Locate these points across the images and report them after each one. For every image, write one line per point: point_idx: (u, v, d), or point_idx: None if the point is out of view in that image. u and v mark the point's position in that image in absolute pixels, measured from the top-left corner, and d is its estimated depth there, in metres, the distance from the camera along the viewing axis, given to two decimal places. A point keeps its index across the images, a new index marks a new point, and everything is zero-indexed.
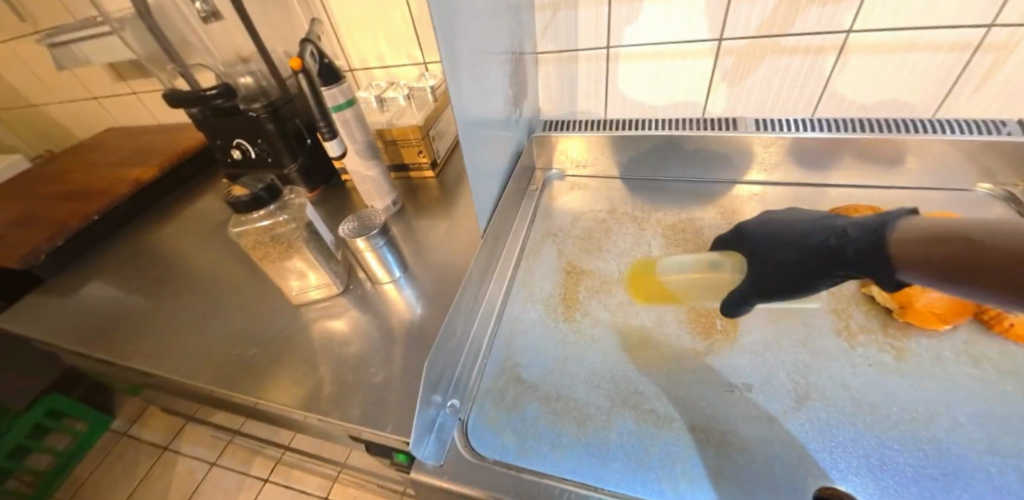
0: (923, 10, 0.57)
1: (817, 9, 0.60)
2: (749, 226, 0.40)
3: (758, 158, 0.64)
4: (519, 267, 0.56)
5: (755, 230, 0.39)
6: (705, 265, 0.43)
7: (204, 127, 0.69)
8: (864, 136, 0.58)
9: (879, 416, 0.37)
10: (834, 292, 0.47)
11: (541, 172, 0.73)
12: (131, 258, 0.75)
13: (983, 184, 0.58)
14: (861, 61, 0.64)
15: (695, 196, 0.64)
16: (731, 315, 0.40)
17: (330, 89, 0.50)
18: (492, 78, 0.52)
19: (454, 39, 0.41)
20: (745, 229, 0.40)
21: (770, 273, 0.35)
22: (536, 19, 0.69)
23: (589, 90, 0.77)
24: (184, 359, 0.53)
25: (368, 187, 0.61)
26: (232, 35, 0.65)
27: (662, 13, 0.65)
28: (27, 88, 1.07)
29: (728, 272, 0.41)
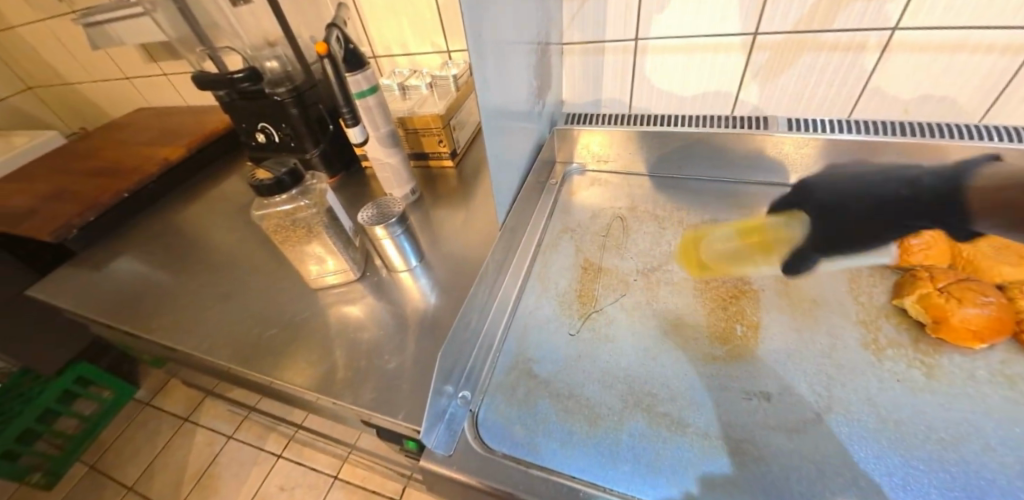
0: (979, 7, 0.53)
1: (861, 3, 0.56)
2: None
3: (789, 160, 0.61)
4: (535, 261, 0.55)
5: None
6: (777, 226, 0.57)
7: (231, 110, 0.70)
8: (904, 140, 0.56)
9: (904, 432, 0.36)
10: (863, 302, 0.46)
11: (561, 166, 0.72)
12: (157, 236, 0.77)
13: None
14: (906, 60, 0.60)
15: (720, 196, 0.62)
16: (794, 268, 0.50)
17: (355, 75, 0.50)
18: (516, 68, 0.51)
19: (480, 27, 0.40)
20: None
21: None
22: (564, 8, 0.67)
23: (614, 83, 0.75)
24: (205, 336, 0.55)
25: (388, 175, 0.61)
26: (259, 18, 0.66)
27: (695, 4, 0.62)
28: (64, 67, 1.11)
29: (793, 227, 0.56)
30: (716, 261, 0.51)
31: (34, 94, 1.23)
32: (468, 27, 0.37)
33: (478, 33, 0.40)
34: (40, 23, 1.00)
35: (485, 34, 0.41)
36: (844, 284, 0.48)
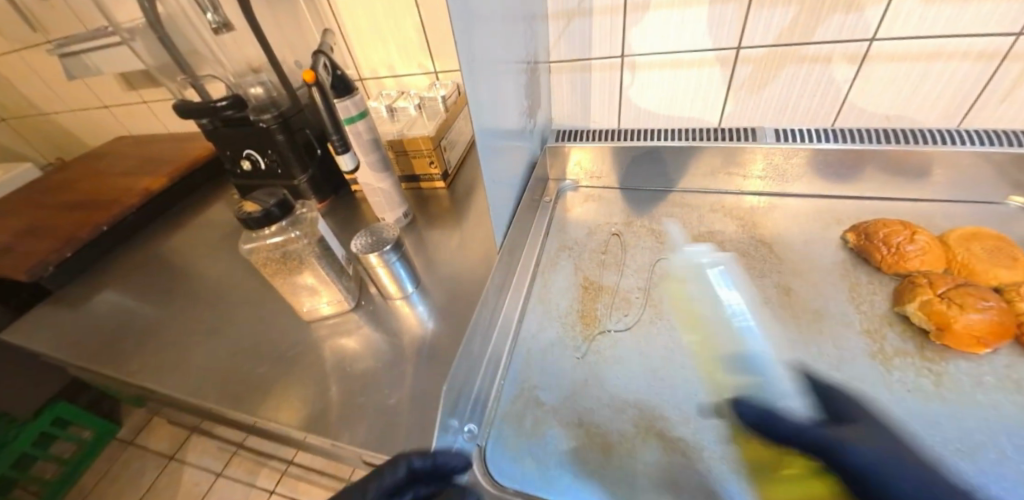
0: (952, 18, 0.55)
1: (839, 17, 0.58)
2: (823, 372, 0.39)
3: (779, 170, 0.62)
4: (535, 282, 0.54)
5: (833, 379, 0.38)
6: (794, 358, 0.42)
7: (214, 137, 0.68)
8: (890, 148, 0.57)
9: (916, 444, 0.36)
10: (864, 311, 0.46)
11: (554, 183, 0.71)
12: (139, 270, 0.74)
13: (1014, 197, 0.56)
14: (884, 69, 0.62)
15: (714, 208, 0.62)
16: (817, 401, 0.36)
17: (343, 101, 0.50)
18: (508, 89, 0.51)
19: (473, 51, 0.40)
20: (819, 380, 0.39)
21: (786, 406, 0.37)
22: (551, 27, 0.68)
23: (603, 99, 0.76)
24: (191, 376, 0.52)
25: (380, 199, 0.60)
26: (242, 45, 0.65)
27: (678, 21, 0.63)
28: (38, 97, 1.08)
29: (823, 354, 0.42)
30: (716, 275, 0.51)
31: (5, 125, 1.18)
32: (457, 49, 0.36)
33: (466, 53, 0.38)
34: (12, 53, 0.98)
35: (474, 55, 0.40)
36: (845, 293, 0.48)
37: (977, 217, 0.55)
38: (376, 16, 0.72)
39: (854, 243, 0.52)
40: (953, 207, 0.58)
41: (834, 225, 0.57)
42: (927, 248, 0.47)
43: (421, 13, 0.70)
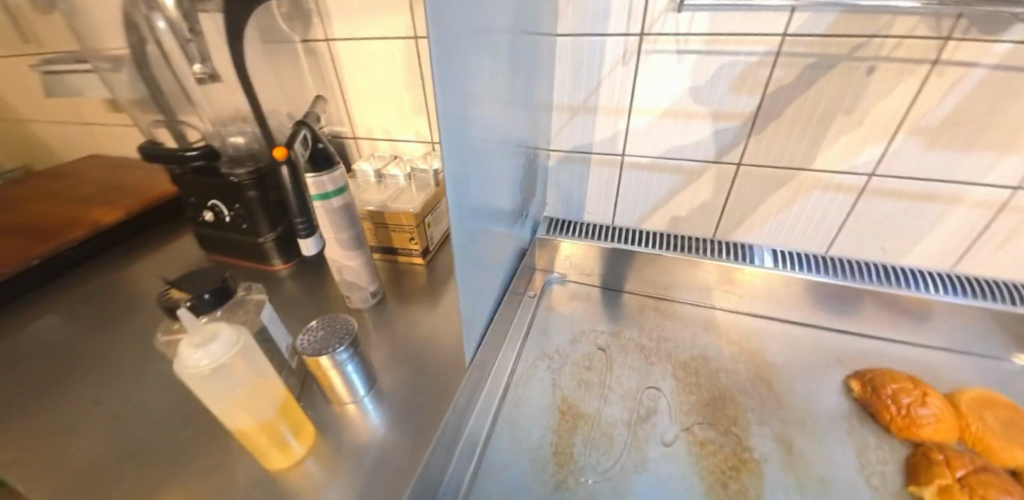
0: (947, 166, 0.56)
1: (839, 148, 0.58)
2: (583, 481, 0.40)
3: (780, 295, 0.58)
4: (506, 398, 0.48)
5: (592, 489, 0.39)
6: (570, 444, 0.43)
7: (181, 184, 0.63)
8: (890, 289, 0.54)
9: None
10: (875, 485, 0.40)
11: (540, 273, 0.67)
12: (58, 314, 0.64)
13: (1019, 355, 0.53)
14: (884, 204, 0.61)
15: (708, 327, 0.58)
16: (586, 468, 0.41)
17: (321, 175, 0.46)
18: (503, 169, 0.45)
19: (470, 124, 0.32)
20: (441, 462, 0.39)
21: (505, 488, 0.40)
22: (553, 118, 0.66)
23: (600, 192, 0.73)
24: (57, 474, 0.41)
25: (348, 277, 0.55)
26: (228, 97, 0.60)
27: (682, 129, 0.62)
28: (16, 101, 0.99)
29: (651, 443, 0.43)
30: (709, 415, 0.45)
31: None
32: (466, 136, 0.31)
33: (471, 136, 0.33)
34: None
35: (478, 140, 0.35)
36: (853, 458, 0.42)
37: (983, 373, 0.52)
38: (381, 83, 0.71)
39: (857, 393, 0.47)
40: (959, 359, 0.54)
41: (838, 365, 0.52)
42: (939, 414, 0.43)
43: (426, 87, 0.69)
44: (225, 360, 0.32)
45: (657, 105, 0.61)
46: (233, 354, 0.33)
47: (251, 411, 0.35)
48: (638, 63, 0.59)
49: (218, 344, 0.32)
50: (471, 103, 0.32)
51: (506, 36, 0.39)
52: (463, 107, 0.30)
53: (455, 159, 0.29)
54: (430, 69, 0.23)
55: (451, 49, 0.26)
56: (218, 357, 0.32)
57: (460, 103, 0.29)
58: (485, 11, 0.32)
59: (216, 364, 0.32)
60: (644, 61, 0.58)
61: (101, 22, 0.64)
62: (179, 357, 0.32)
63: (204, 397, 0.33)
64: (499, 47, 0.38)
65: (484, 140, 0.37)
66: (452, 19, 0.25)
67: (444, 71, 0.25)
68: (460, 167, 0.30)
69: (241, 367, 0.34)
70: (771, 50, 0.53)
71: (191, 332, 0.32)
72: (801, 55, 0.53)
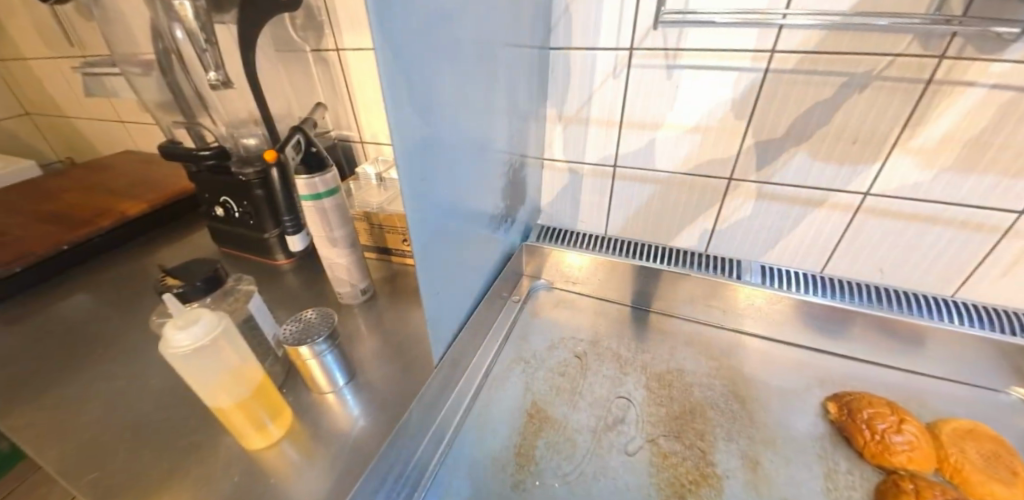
0: (947, 187, 0.54)
1: (832, 166, 0.57)
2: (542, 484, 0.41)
3: (766, 313, 0.58)
4: (478, 398, 0.49)
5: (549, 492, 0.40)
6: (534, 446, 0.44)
7: (197, 182, 0.68)
8: (878, 310, 0.53)
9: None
10: None
11: (527, 279, 0.68)
12: (82, 296, 0.70)
13: (1018, 387, 0.50)
14: (881, 224, 0.60)
15: (690, 341, 0.58)
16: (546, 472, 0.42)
17: (313, 177, 0.49)
18: (484, 175, 0.47)
19: (435, 134, 0.34)
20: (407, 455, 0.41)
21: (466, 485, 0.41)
22: (546, 128, 0.68)
23: (593, 201, 0.74)
24: (63, 441, 0.44)
25: (341, 275, 0.58)
26: (241, 101, 0.64)
27: (673, 141, 0.63)
28: (63, 99, 1.07)
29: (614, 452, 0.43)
30: (676, 428, 0.45)
31: (29, 120, 1.14)
32: (431, 142, 0.33)
33: (439, 141, 0.35)
34: (47, 61, 1.00)
35: (450, 146, 0.37)
36: (819, 481, 0.41)
37: (976, 405, 0.50)
38: None
39: (834, 416, 0.46)
40: (953, 389, 0.52)
41: (819, 388, 0.51)
42: (914, 442, 0.42)
43: None
44: (203, 344, 0.35)
45: (647, 117, 0.62)
46: (212, 338, 0.36)
47: (232, 392, 0.38)
48: (628, 77, 0.60)
49: (197, 328, 0.35)
50: (440, 110, 0.34)
51: (485, 49, 0.41)
52: (428, 114, 0.32)
53: (412, 163, 0.31)
54: (379, 77, 0.26)
55: (408, 61, 0.28)
56: (196, 340, 0.35)
57: (420, 115, 0.31)
58: (459, 27, 0.35)
59: (195, 346, 0.35)
60: (634, 74, 0.59)
61: (134, 31, 0.70)
62: (164, 338, 0.35)
63: (187, 377, 0.36)
64: (479, 59, 0.40)
65: (460, 147, 0.39)
66: (410, 34, 0.28)
67: (397, 80, 0.27)
68: (420, 170, 0.32)
69: (221, 352, 0.37)
70: (760, 66, 0.53)
71: (176, 316, 0.35)
72: (790, 72, 0.53)
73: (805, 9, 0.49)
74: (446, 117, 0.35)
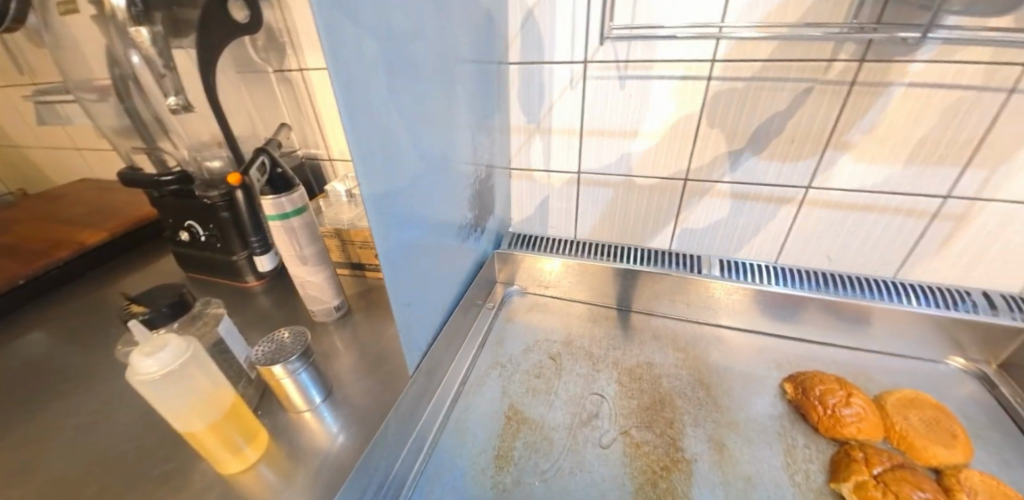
0: (878, 178, 0.59)
1: (777, 163, 0.62)
2: (520, 484, 0.42)
3: (727, 304, 0.61)
4: (457, 405, 0.50)
5: (529, 492, 0.41)
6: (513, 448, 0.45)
7: (159, 207, 0.66)
8: (825, 294, 0.57)
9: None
10: (797, 482, 0.42)
11: (501, 286, 0.70)
12: (38, 331, 0.67)
13: (954, 357, 0.55)
14: (825, 215, 0.64)
15: (659, 335, 0.60)
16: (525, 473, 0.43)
17: (280, 197, 0.49)
18: (451, 187, 0.49)
19: (397, 152, 0.36)
20: (386, 467, 0.41)
21: (447, 491, 0.42)
22: (511, 139, 0.71)
23: (561, 207, 0.76)
24: (23, 482, 0.43)
25: (314, 292, 0.58)
26: (203, 124, 0.64)
27: (632, 146, 0.66)
28: (12, 128, 1.03)
29: (588, 447, 0.45)
30: (647, 419, 0.48)
31: None
32: (393, 160, 0.35)
33: (400, 157, 0.36)
34: None
35: (413, 163, 0.39)
36: (779, 457, 0.44)
37: (917, 376, 0.54)
38: None
39: (791, 396, 0.49)
40: (897, 363, 0.56)
41: (778, 371, 0.54)
42: (862, 414, 0.45)
43: None
44: (171, 369, 0.35)
45: (605, 125, 0.65)
46: (180, 362, 0.35)
47: (204, 418, 0.37)
48: (584, 88, 0.63)
49: (164, 354, 0.35)
50: (400, 128, 0.36)
51: (441, 68, 0.43)
52: (387, 131, 0.34)
53: (375, 181, 0.33)
54: (335, 99, 0.27)
55: (366, 87, 0.30)
56: (165, 366, 0.34)
57: (381, 135, 0.33)
58: (413, 49, 0.37)
59: (164, 372, 0.34)
60: (589, 85, 0.62)
61: (87, 57, 0.68)
62: (131, 365, 0.34)
63: (156, 404, 0.35)
64: (436, 79, 0.42)
65: (423, 163, 0.41)
66: (365, 63, 0.30)
67: (355, 107, 0.29)
68: (383, 187, 0.34)
69: (192, 376, 0.37)
70: (705, 75, 0.58)
71: (142, 342, 0.35)
72: (732, 78, 0.57)
73: (738, 21, 0.53)
74: (407, 136, 0.37)
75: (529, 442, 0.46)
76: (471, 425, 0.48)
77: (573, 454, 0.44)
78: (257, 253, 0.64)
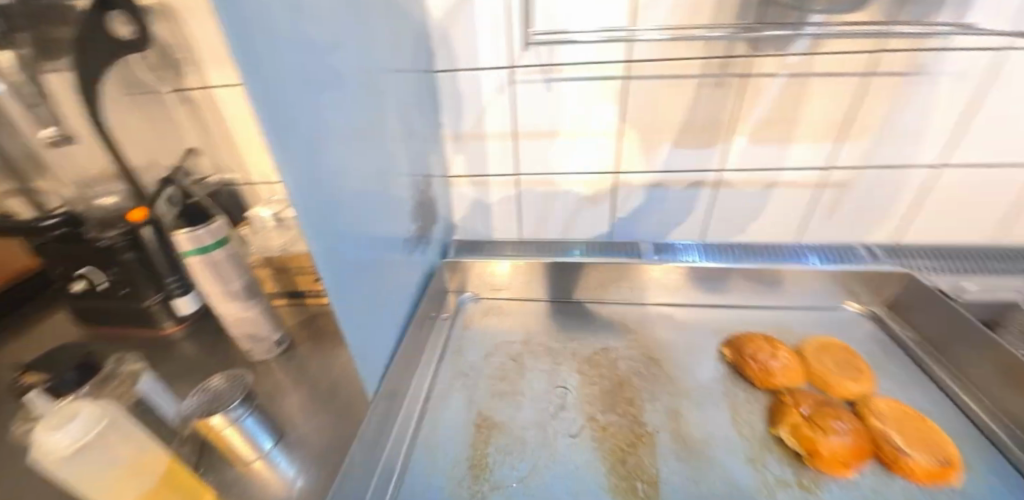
0: (776, 157, 0.67)
1: (693, 151, 0.68)
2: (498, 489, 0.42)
3: (666, 284, 0.66)
4: (424, 423, 0.49)
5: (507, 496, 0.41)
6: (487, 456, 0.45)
7: (42, 254, 0.56)
8: (746, 264, 0.64)
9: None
10: (745, 434, 0.46)
11: (453, 295, 0.69)
12: None
13: (852, 302, 0.65)
14: (737, 194, 0.72)
15: (610, 321, 0.63)
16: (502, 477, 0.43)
17: (197, 230, 0.45)
18: (390, 200, 0.48)
19: (330, 168, 0.34)
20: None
21: None
22: (445, 146, 0.70)
23: (504, 210, 0.77)
24: None
25: (250, 329, 0.53)
26: (90, 156, 0.59)
27: (564, 145, 0.69)
28: None
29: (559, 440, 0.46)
30: (609, 402, 0.50)
31: None
32: (326, 176, 0.33)
33: (332, 174, 0.34)
34: None
35: (348, 178, 0.37)
36: (727, 415, 0.48)
37: (825, 324, 0.63)
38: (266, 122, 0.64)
39: (729, 358, 0.55)
40: (809, 315, 0.64)
41: (717, 338, 0.60)
42: (787, 364, 0.51)
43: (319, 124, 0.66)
44: (85, 440, 0.30)
45: (538, 127, 0.67)
46: (96, 431, 0.31)
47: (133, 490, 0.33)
48: (514, 92, 0.64)
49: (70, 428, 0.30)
50: (328, 145, 0.34)
51: (366, 79, 0.42)
52: (315, 150, 0.32)
53: (310, 201, 0.31)
54: (255, 115, 0.25)
55: (289, 102, 0.28)
56: (78, 438, 0.30)
57: (310, 152, 0.31)
58: (332, 61, 0.35)
59: (77, 446, 0.30)
60: (518, 89, 0.64)
61: None
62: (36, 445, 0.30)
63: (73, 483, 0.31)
64: (360, 90, 0.40)
65: (358, 177, 0.39)
66: (285, 77, 0.28)
67: (280, 123, 0.27)
68: (320, 206, 0.32)
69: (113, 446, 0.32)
70: (622, 75, 0.62)
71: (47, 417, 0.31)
72: (647, 77, 0.62)
73: (647, 24, 0.57)
74: (339, 151, 0.36)
75: (503, 446, 0.46)
76: (441, 441, 0.47)
77: (546, 449, 0.45)
78: (175, 294, 0.60)
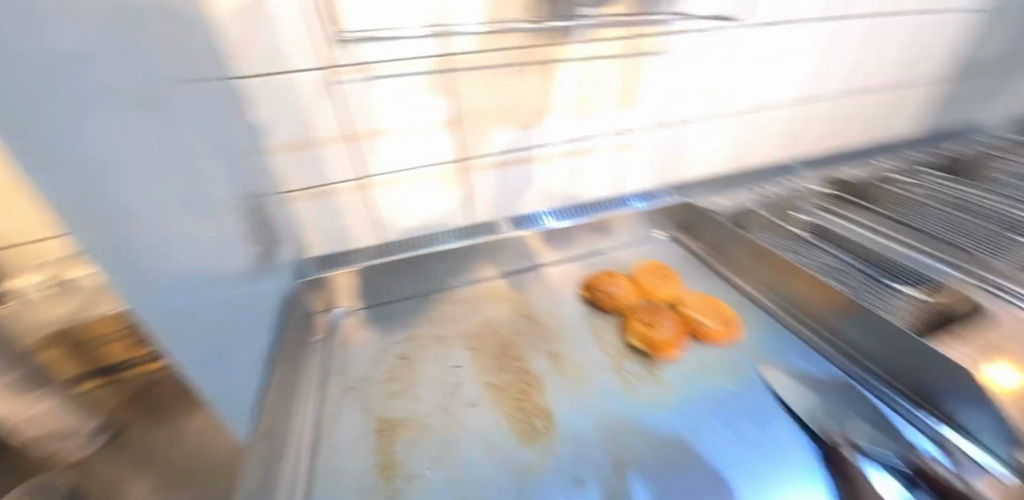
0: (587, 127, 0.78)
1: (521, 130, 0.74)
2: (410, 479, 0.42)
3: (526, 250, 0.74)
4: (318, 449, 0.46)
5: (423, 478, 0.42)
6: (394, 453, 0.44)
7: None
8: (583, 217, 0.77)
9: (689, 445, 0.44)
10: (607, 350, 0.56)
11: (322, 315, 0.64)
12: None
13: (660, 231, 0.83)
14: (567, 164, 0.81)
15: (487, 294, 0.68)
16: (413, 467, 0.43)
17: None
18: (210, 231, 0.41)
19: (129, 207, 0.28)
20: None
21: None
22: (272, 161, 0.63)
23: (357, 219, 0.73)
24: None
25: None
26: None
27: (403, 142, 0.68)
28: None
29: (461, 413, 0.49)
30: (499, 363, 0.55)
31: None
32: (127, 217, 0.27)
33: (124, 205, 0.27)
34: None
35: (153, 216, 0.31)
36: (592, 341, 0.58)
37: (648, 251, 0.79)
38: None
39: (586, 296, 0.65)
40: (636, 247, 0.80)
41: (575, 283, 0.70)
42: (624, 287, 0.64)
43: None
44: None
45: (373, 128, 0.65)
46: None
47: None
48: (335, 95, 0.61)
49: None
50: (109, 169, 0.26)
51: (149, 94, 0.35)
52: (97, 177, 0.25)
53: (112, 253, 0.25)
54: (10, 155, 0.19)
55: (60, 131, 0.22)
56: None
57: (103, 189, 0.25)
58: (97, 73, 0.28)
59: None
60: (344, 90, 0.61)
61: None
62: None
63: None
64: (130, 99, 0.32)
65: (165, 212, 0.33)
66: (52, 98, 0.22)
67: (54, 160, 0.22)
68: (127, 256, 0.27)
69: None
70: (443, 68, 0.64)
71: None
72: (468, 68, 0.65)
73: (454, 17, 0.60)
74: (132, 184, 0.29)
75: (408, 438, 0.46)
76: (342, 457, 0.44)
77: (451, 424, 0.47)
78: None
